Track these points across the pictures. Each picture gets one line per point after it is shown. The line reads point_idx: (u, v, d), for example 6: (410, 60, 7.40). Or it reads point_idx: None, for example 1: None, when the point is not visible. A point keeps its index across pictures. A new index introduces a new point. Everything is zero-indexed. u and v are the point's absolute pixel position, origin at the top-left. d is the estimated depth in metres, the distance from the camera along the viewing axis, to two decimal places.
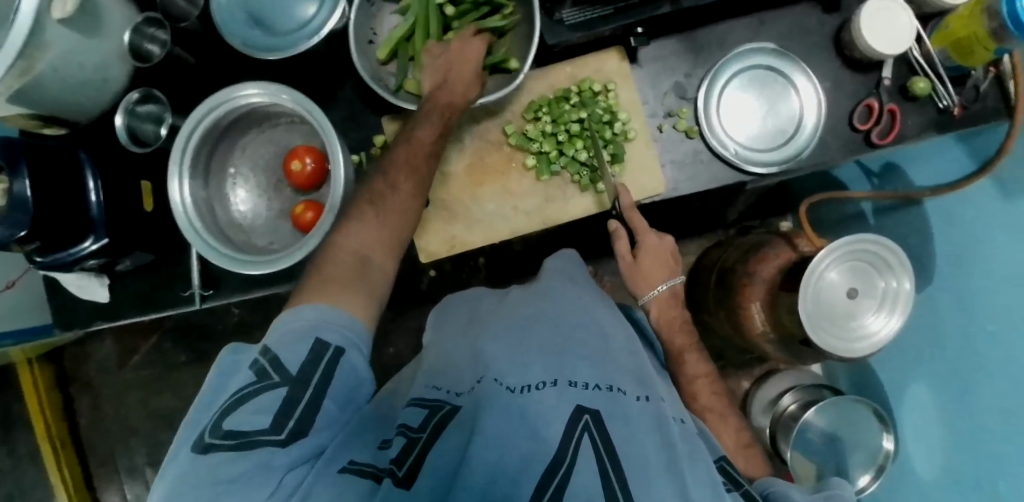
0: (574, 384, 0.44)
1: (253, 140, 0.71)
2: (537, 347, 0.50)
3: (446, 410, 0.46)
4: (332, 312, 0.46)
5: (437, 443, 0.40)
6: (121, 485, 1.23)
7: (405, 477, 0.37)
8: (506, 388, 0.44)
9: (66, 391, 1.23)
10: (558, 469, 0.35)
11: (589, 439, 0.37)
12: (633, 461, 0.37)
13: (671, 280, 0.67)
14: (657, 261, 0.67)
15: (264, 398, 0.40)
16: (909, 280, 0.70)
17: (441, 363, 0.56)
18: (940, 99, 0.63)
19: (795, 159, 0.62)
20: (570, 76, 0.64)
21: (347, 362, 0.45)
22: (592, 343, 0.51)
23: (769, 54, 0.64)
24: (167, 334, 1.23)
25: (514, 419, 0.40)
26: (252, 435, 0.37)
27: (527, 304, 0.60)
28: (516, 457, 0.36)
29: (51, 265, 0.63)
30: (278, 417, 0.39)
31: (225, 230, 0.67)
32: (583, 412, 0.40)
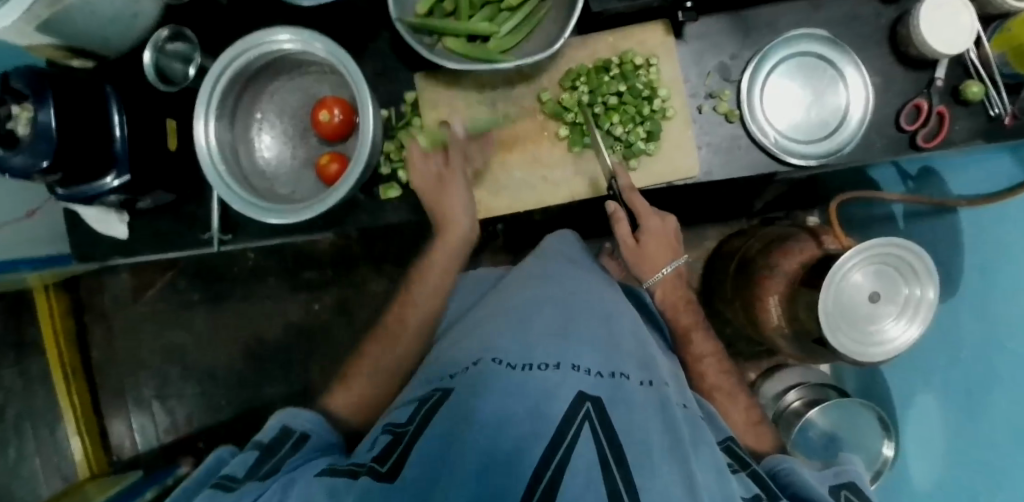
0: (577, 369, 0.44)
1: (280, 87, 0.69)
2: (543, 327, 0.51)
3: (439, 395, 0.46)
4: (298, 409, 0.56)
5: (428, 429, 0.40)
6: (128, 415, 1.26)
7: (387, 474, 0.37)
8: (506, 368, 0.44)
9: (80, 319, 1.26)
10: (557, 449, 0.34)
11: (588, 431, 0.36)
12: (635, 446, 0.37)
13: (675, 262, 0.64)
14: (658, 246, 0.63)
15: (240, 461, 0.46)
16: (932, 287, 0.69)
17: (443, 349, 0.58)
18: (992, 106, 0.60)
19: (838, 154, 0.60)
20: (613, 47, 0.62)
21: (313, 439, 0.52)
22: (597, 328, 0.52)
23: (822, 41, 0.60)
24: (181, 273, 1.24)
25: (512, 396, 0.40)
26: (228, 479, 0.42)
27: (530, 287, 0.60)
28: (513, 437, 0.36)
29: (71, 198, 0.62)
30: (251, 470, 0.44)
31: (249, 177, 0.67)
32: (585, 399, 0.40)
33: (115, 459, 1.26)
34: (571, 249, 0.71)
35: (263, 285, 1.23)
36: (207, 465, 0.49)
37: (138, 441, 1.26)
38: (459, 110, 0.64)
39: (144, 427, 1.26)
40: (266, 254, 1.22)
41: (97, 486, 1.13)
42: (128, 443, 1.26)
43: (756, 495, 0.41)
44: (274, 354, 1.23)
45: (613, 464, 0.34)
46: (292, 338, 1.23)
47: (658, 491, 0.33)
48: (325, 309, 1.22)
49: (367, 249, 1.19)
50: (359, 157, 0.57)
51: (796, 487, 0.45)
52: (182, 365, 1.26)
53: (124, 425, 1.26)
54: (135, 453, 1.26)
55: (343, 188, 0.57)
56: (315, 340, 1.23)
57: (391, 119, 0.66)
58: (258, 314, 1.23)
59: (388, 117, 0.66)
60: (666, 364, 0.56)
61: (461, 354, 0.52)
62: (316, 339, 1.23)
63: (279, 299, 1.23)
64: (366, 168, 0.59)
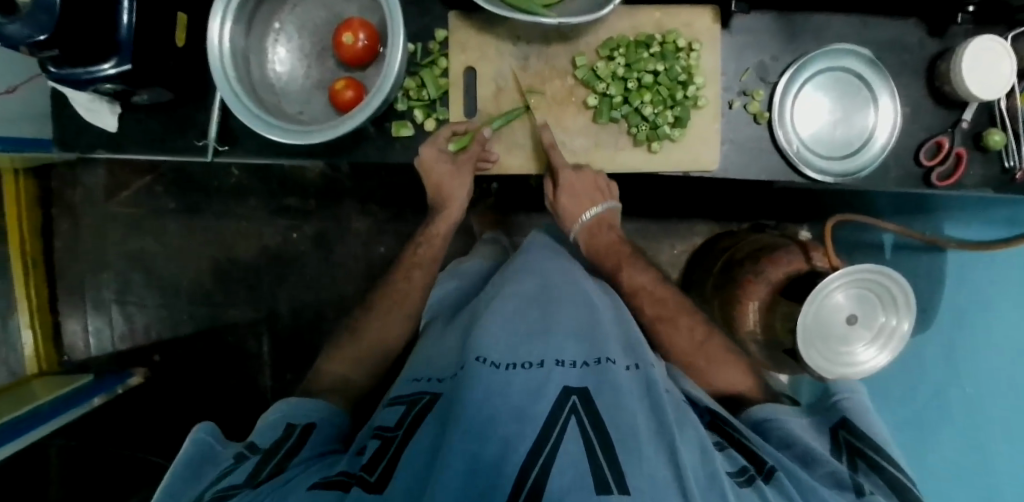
0: (561, 364, 0.45)
1: (305, 1, 0.66)
2: (525, 322, 0.51)
3: (423, 401, 0.48)
4: (296, 401, 0.56)
5: (415, 438, 0.42)
6: (85, 316, 1.23)
7: (377, 483, 0.38)
8: (491, 367, 0.45)
9: (46, 210, 1.20)
10: (543, 449, 0.36)
11: (575, 423, 0.39)
12: (620, 432, 0.39)
13: (595, 209, 0.66)
14: (574, 198, 0.64)
15: (241, 465, 0.45)
16: (908, 319, 0.71)
17: (426, 353, 0.59)
18: (1008, 158, 0.61)
19: (855, 176, 0.60)
20: (657, 24, 0.60)
21: (316, 431, 0.53)
22: (578, 315, 0.53)
23: (864, 62, 0.60)
24: (160, 179, 1.19)
25: (497, 396, 0.41)
26: (231, 484, 0.42)
27: (519, 278, 0.61)
28: (500, 434, 0.38)
29: (62, 80, 0.56)
30: (252, 473, 0.44)
31: (256, 86, 0.63)
32: (570, 394, 0.42)
33: (66, 358, 1.23)
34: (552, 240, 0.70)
35: (244, 205, 1.19)
36: (189, 454, 0.48)
37: (91, 344, 1.23)
38: (488, 58, 0.62)
39: (100, 330, 1.23)
40: (252, 173, 1.18)
41: (44, 384, 1.10)
42: (81, 344, 1.23)
43: (741, 467, 0.43)
44: (244, 276, 1.21)
45: (598, 453, 0.36)
46: (265, 264, 1.20)
47: (644, 471, 0.36)
48: (302, 239, 1.19)
49: (356, 185, 1.17)
50: (381, 88, 0.54)
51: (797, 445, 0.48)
52: (148, 274, 1.22)
53: (79, 325, 1.23)
54: (87, 356, 1.23)
55: (360, 116, 0.54)
56: (288, 268, 1.20)
57: (417, 54, 0.63)
58: (236, 235, 1.20)
59: (414, 52, 0.63)
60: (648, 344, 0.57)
61: (446, 363, 0.54)
62: (289, 268, 1.20)
63: (258, 222, 1.19)
64: (386, 99, 0.56)
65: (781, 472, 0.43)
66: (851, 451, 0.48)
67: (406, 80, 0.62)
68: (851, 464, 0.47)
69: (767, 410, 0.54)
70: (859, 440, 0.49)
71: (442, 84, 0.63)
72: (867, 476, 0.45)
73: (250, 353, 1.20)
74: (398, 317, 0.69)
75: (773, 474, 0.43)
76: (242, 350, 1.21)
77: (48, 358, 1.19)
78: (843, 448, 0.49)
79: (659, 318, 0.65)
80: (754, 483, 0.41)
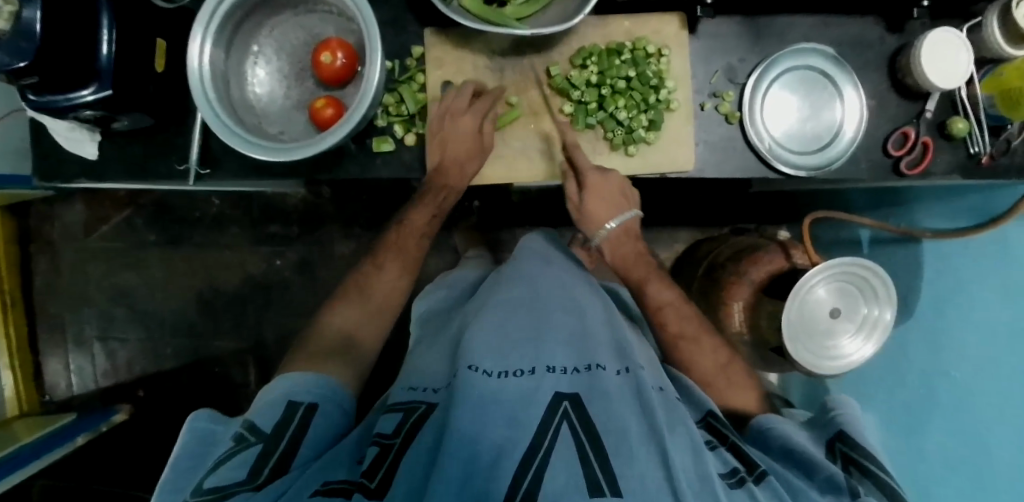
0: (552, 370, 0.46)
1: (283, 22, 0.66)
2: (515, 329, 0.51)
3: (421, 410, 0.48)
4: (300, 376, 0.54)
5: (412, 444, 0.42)
6: (66, 354, 1.21)
7: (377, 490, 0.39)
8: (482, 374, 0.44)
9: (25, 248, 1.19)
10: (535, 454, 0.37)
11: (566, 429, 0.40)
12: (614, 434, 0.39)
13: (621, 216, 0.64)
14: (603, 201, 0.62)
15: (239, 455, 0.44)
16: (890, 308, 0.71)
17: (412, 365, 0.59)
18: (973, 144, 0.63)
19: (826, 170, 0.62)
20: (627, 32, 0.63)
21: (321, 411, 0.51)
22: (568, 322, 0.53)
23: (827, 59, 0.62)
24: (141, 211, 1.18)
25: (488, 403, 0.41)
26: (228, 486, 0.40)
27: (508, 283, 0.60)
28: (490, 444, 0.38)
29: (41, 108, 0.57)
30: (252, 470, 0.43)
31: (237, 109, 0.63)
32: (562, 400, 0.42)
33: (47, 398, 1.20)
34: (547, 245, 0.71)
35: (226, 234, 1.18)
36: (190, 447, 0.48)
37: (74, 382, 1.21)
38: (465, 72, 0.64)
39: (82, 367, 1.21)
40: (234, 202, 1.17)
41: (25, 425, 1.07)
42: (63, 383, 1.21)
43: (732, 469, 0.43)
44: (229, 305, 1.19)
45: (591, 457, 0.37)
46: (249, 292, 1.19)
47: (634, 475, 0.36)
48: (287, 267, 1.19)
49: (338, 209, 1.17)
50: (359, 104, 0.55)
51: (790, 448, 0.49)
52: (130, 308, 1.20)
53: (61, 364, 1.21)
54: (70, 395, 1.21)
55: (342, 130, 0.55)
56: (273, 296, 1.19)
57: (396, 71, 0.64)
58: (219, 264, 1.19)
59: (392, 69, 0.64)
60: (639, 347, 0.57)
61: (440, 370, 0.54)
62: (274, 296, 1.19)
63: (241, 250, 1.19)
64: (366, 114, 0.56)
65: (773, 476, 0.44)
66: (846, 462, 0.48)
67: (384, 97, 0.64)
68: (846, 472, 0.48)
69: (766, 418, 0.54)
70: (856, 451, 0.49)
71: (420, 99, 0.64)
72: (861, 482, 0.46)
73: (237, 384, 1.18)
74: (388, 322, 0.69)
75: (765, 477, 0.43)
76: (228, 381, 1.18)
77: (29, 398, 1.17)
78: (840, 458, 0.49)
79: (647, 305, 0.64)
80: (745, 484, 0.41)
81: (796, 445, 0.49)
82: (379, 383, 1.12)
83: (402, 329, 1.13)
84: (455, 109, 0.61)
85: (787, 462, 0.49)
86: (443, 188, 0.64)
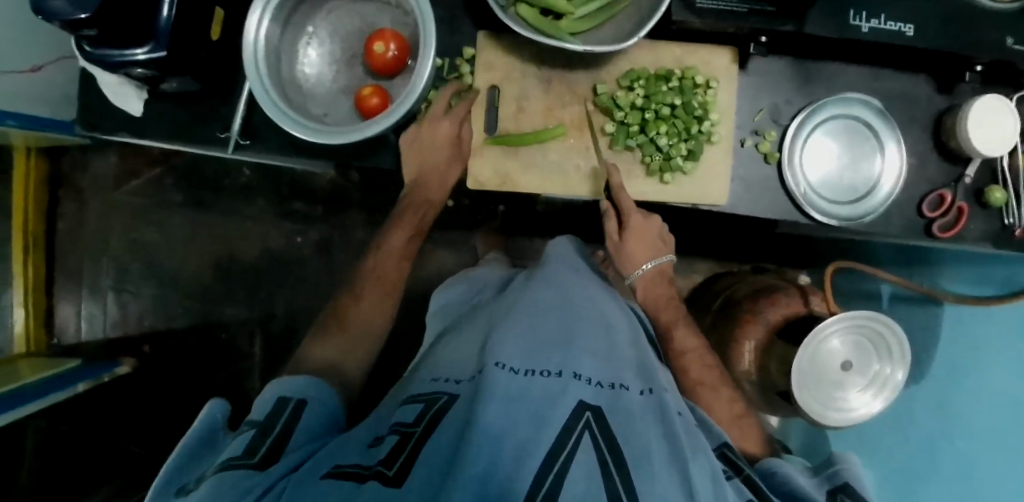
0: (578, 377, 0.45)
1: (340, 7, 0.68)
2: (544, 334, 0.51)
3: (441, 403, 0.47)
4: (290, 378, 0.55)
5: (433, 435, 0.41)
6: (79, 300, 1.23)
7: (394, 478, 0.37)
8: (510, 372, 0.44)
9: (54, 192, 1.21)
10: (558, 457, 0.36)
11: (588, 438, 0.39)
12: (637, 452, 0.39)
13: (658, 260, 0.67)
14: (642, 243, 0.66)
15: (238, 440, 0.45)
16: (902, 369, 0.72)
17: (441, 357, 0.59)
18: (1009, 215, 0.62)
19: (858, 222, 0.62)
20: (677, 60, 0.63)
21: (312, 405, 0.52)
22: (595, 335, 0.53)
23: (873, 111, 0.62)
24: (171, 171, 1.20)
25: (513, 402, 0.40)
26: (226, 463, 0.41)
27: (536, 289, 0.60)
28: (515, 441, 0.37)
29: (95, 61, 0.58)
30: (249, 450, 0.43)
31: (285, 86, 0.64)
32: (585, 409, 0.41)
33: (54, 341, 1.22)
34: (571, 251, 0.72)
35: (250, 204, 1.20)
36: (192, 440, 0.47)
37: (82, 329, 1.22)
38: (513, 79, 0.64)
39: (92, 316, 1.22)
40: (263, 174, 1.19)
41: (30, 365, 1.09)
42: (71, 328, 1.22)
43: None
44: (243, 275, 1.21)
45: (614, 470, 0.37)
46: (265, 264, 1.21)
47: (656, 497, 0.36)
48: (306, 244, 1.20)
49: (363, 195, 1.18)
50: (407, 97, 0.56)
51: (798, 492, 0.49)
52: (146, 264, 1.22)
53: (73, 309, 1.23)
54: (77, 341, 1.22)
55: (387, 120, 0.56)
56: (288, 272, 1.20)
57: (444, 69, 0.65)
58: (239, 232, 1.21)
59: (441, 67, 0.65)
60: (659, 369, 0.56)
61: (461, 363, 0.54)
62: (289, 271, 1.20)
63: (262, 223, 1.20)
64: (411, 108, 0.57)
65: None
66: None
67: (430, 93, 0.64)
68: None
69: (774, 463, 0.54)
70: None
71: (465, 100, 0.65)
72: None
73: (240, 353, 1.19)
74: None
75: None
76: (232, 349, 1.20)
77: (37, 338, 1.19)
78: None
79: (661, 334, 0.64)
80: None
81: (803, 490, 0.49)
82: (381, 373, 1.12)
83: (411, 322, 1.13)
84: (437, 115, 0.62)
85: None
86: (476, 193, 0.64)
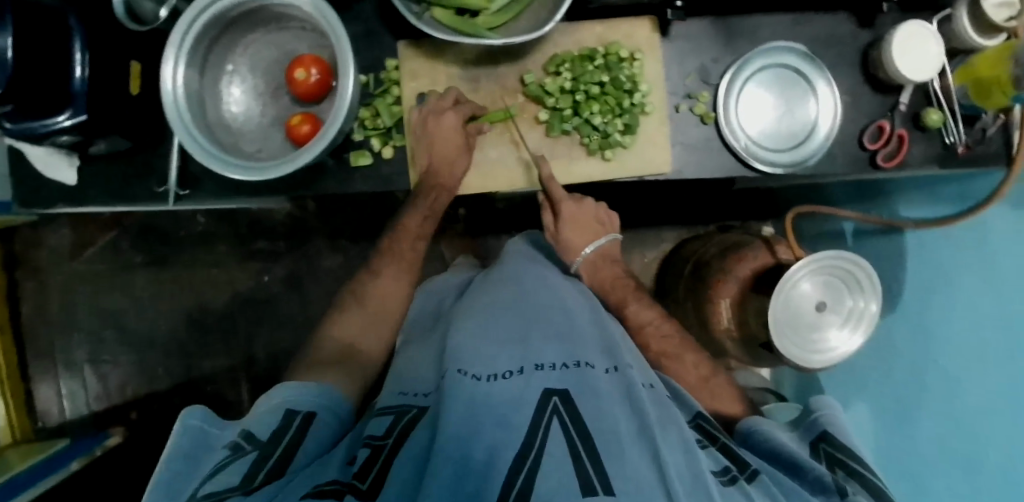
0: (541, 368, 0.47)
1: (257, 40, 0.66)
2: (503, 333, 0.53)
3: (412, 413, 0.50)
4: (298, 386, 0.55)
5: (403, 448, 0.43)
6: (57, 379, 1.20)
7: (367, 491, 0.39)
8: (472, 378, 0.46)
9: (12, 274, 1.18)
10: (529, 452, 0.38)
11: (557, 424, 0.40)
12: (604, 433, 0.40)
13: (597, 243, 0.72)
14: (578, 231, 0.71)
15: (236, 462, 0.43)
16: (876, 300, 0.72)
17: (405, 368, 0.61)
18: (948, 134, 0.64)
19: (802, 166, 0.62)
20: (599, 37, 0.63)
21: (318, 422, 0.53)
22: (555, 324, 0.55)
23: (799, 56, 0.63)
24: (127, 232, 1.18)
25: (478, 406, 0.42)
26: (221, 491, 0.39)
27: (496, 290, 0.63)
28: (483, 445, 0.38)
29: (17, 135, 0.56)
30: (247, 474, 0.41)
31: (212, 127, 0.63)
32: (552, 395, 0.43)
33: (40, 425, 1.19)
34: (530, 247, 0.75)
35: (213, 251, 1.18)
36: (184, 445, 0.46)
37: (66, 408, 1.20)
38: (441, 84, 0.64)
39: (73, 392, 1.20)
40: (220, 218, 1.17)
41: (18, 453, 1.06)
42: (55, 409, 1.20)
43: (725, 467, 0.44)
44: (219, 324, 1.19)
45: (584, 454, 0.37)
46: (238, 309, 1.19)
47: (627, 474, 0.36)
48: (275, 282, 1.18)
49: (324, 222, 1.16)
50: (335, 119, 0.55)
51: (778, 447, 0.49)
52: (119, 330, 1.19)
53: (52, 389, 1.20)
54: (62, 420, 1.20)
55: (317, 147, 0.55)
56: (263, 312, 1.19)
57: (370, 85, 0.64)
58: (207, 281, 1.18)
59: (367, 83, 0.64)
60: (626, 344, 0.58)
61: (426, 378, 0.56)
62: (264, 311, 1.19)
63: (228, 267, 1.18)
64: (342, 131, 0.56)
65: (763, 474, 0.45)
66: (833, 462, 0.49)
67: (360, 111, 0.63)
68: (831, 471, 0.48)
69: (754, 421, 0.55)
70: (841, 452, 0.50)
71: (395, 112, 0.64)
72: (847, 481, 0.46)
73: (229, 403, 1.17)
74: (374, 334, 0.68)
75: (756, 476, 0.44)
76: (221, 400, 1.18)
77: (21, 425, 1.16)
78: (826, 458, 0.50)
79: None
80: (738, 482, 0.42)
81: (780, 446, 0.49)
82: None
83: None
84: (440, 108, 0.62)
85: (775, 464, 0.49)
86: (428, 201, 0.64)
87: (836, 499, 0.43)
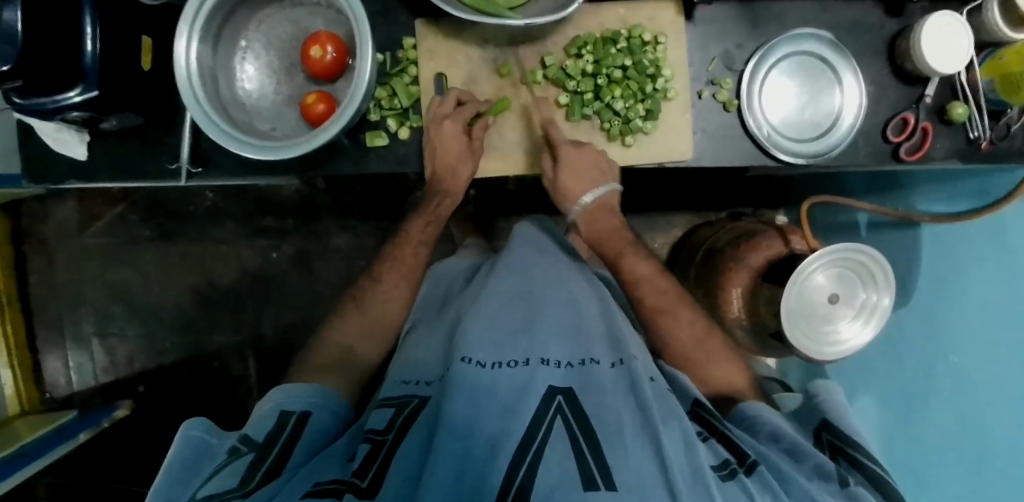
0: (546, 363, 0.48)
1: (271, 16, 0.65)
2: (508, 323, 0.54)
3: (412, 406, 0.50)
4: (293, 389, 0.56)
5: (404, 440, 0.43)
6: (65, 351, 1.20)
7: (368, 489, 0.40)
8: (476, 366, 0.46)
9: (20, 246, 1.18)
10: (530, 447, 0.39)
11: (561, 421, 0.41)
12: (606, 430, 0.41)
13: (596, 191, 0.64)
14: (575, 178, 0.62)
15: (232, 466, 0.44)
16: (889, 294, 0.71)
17: (410, 355, 0.61)
18: (973, 129, 0.62)
19: (824, 157, 0.61)
20: (623, 19, 0.62)
21: (314, 419, 0.53)
22: (561, 316, 0.56)
23: (825, 44, 0.61)
24: (135, 207, 1.17)
25: (480, 398, 0.43)
26: (217, 493, 0.41)
27: (505, 275, 0.63)
28: (484, 436, 0.39)
29: (27, 110, 0.55)
30: (244, 476, 0.43)
31: (226, 105, 0.62)
32: (556, 393, 0.44)
33: (48, 396, 1.20)
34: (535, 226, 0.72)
35: (220, 228, 1.17)
36: (184, 455, 0.47)
37: (73, 380, 1.21)
38: (458, 63, 0.63)
39: (81, 365, 1.20)
40: (227, 195, 1.16)
41: (26, 425, 1.07)
42: (62, 381, 1.21)
43: (723, 461, 0.44)
44: (226, 301, 1.19)
45: (585, 451, 0.38)
46: (245, 285, 1.19)
47: (628, 470, 0.37)
48: (282, 260, 1.18)
49: (332, 201, 1.15)
50: (351, 100, 0.54)
51: (781, 433, 0.50)
52: (126, 304, 1.20)
53: (60, 362, 1.21)
54: (70, 392, 1.21)
55: (335, 127, 0.54)
56: (270, 290, 1.19)
57: (387, 64, 0.63)
58: (214, 258, 1.18)
59: (383, 62, 0.63)
60: (633, 337, 0.59)
61: (432, 365, 0.57)
62: (271, 288, 1.19)
63: (236, 244, 1.18)
64: (359, 111, 0.55)
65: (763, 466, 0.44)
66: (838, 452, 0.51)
67: (376, 91, 0.62)
68: (835, 460, 0.50)
69: (755, 406, 0.55)
70: (844, 442, 0.51)
71: (412, 92, 0.63)
72: (850, 472, 0.48)
73: (236, 378, 1.18)
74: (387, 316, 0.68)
75: (755, 468, 0.43)
76: (228, 375, 1.18)
77: (30, 395, 1.17)
78: (829, 448, 0.52)
79: (639, 294, 0.65)
80: (736, 476, 0.42)
81: (784, 432, 0.50)
82: None
83: None
84: (439, 116, 0.61)
85: (772, 447, 0.50)
86: (434, 205, 0.69)
87: (838, 488, 0.44)
